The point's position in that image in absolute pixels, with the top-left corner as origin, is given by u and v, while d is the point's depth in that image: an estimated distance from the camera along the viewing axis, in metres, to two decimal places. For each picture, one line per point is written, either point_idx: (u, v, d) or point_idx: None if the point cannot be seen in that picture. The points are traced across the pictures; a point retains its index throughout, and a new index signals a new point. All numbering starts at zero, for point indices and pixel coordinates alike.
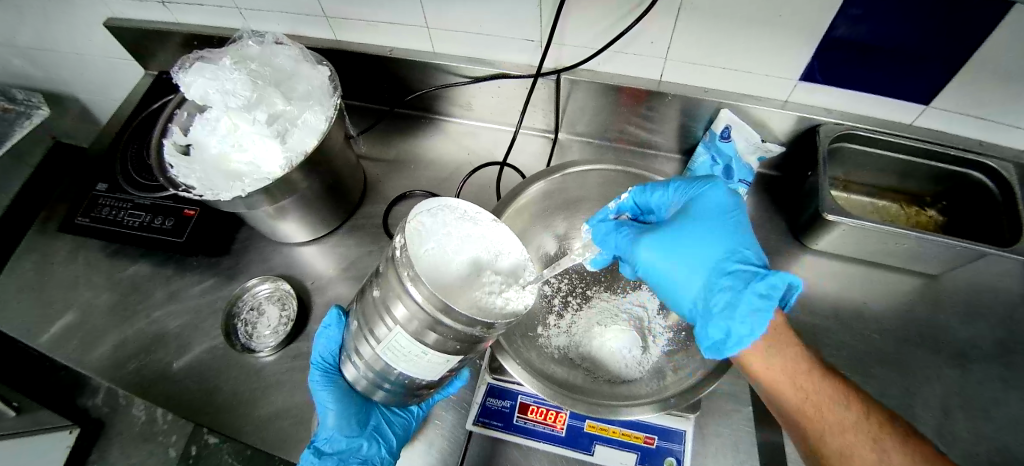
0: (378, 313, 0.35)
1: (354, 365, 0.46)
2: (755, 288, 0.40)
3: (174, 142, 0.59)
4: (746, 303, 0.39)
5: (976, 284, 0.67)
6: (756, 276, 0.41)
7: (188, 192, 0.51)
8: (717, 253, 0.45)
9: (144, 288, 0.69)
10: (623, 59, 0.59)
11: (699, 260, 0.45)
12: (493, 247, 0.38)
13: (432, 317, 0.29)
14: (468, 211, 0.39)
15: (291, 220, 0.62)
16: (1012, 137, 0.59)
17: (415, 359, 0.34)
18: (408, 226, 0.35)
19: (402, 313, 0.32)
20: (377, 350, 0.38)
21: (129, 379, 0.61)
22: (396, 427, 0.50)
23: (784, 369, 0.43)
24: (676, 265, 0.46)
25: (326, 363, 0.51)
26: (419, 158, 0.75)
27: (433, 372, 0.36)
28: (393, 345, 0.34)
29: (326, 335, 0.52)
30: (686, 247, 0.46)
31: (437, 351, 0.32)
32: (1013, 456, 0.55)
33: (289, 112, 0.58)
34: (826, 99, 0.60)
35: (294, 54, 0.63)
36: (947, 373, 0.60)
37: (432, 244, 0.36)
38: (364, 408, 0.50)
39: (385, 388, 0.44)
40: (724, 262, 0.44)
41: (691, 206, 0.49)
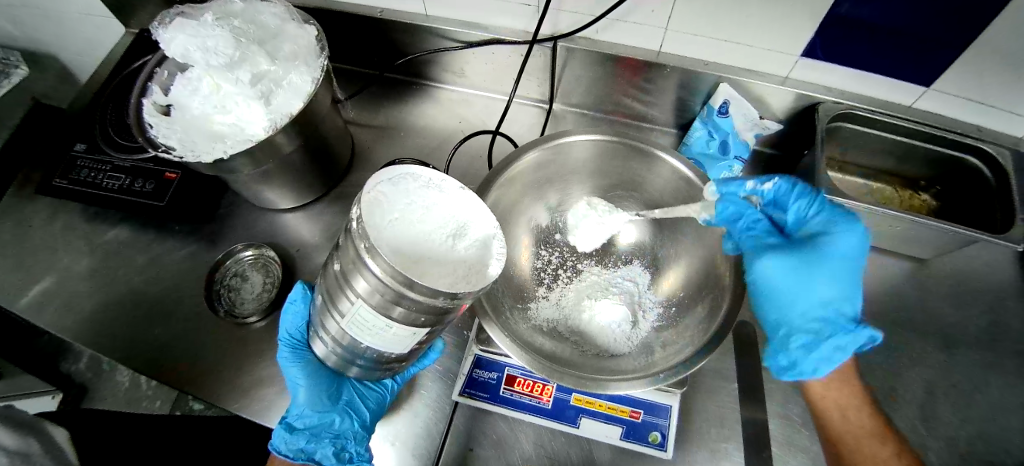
0: (340, 287, 0.34)
1: (323, 342, 0.44)
2: (850, 343, 0.39)
3: (154, 102, 0.56)
4: (833, 353, 0.40)
5: (964, 270, 0.68)
6: (853, 333, 0.40)
7: (168, 153, 0.49)
8: (834, 295, 0.43)
9: (125, 253, 0.67)
10: (622, 28, 0.57)
11: (814, 291, 0.43)
12: (461, 212, 0.37)
13: (394, 290, 0.28)
14: (434, 179, 0.38)
15: (276, 185, 0.60)
16: (1012, 123, 0.59)
17: (380, 333, 0.33)
18: (367, 197, 0.33)
19: (364, 287, 0.31)
20: (342, 325, 0.36)
21: (110, 345, 0.60)
22: (369, 402, 0.49)
23: (838, 400, 0.50)
24: (787, 284, 0.44)
25: (294, 339, 0.50)
26: (410, 126, 0.73)
27: (400, 345, 0.35)
28: (357, 319, 0.33)
29: (292, 311, 0.51)
30: (806, 276, 0.43)
31: (403, 324, 0.32)
32: (991, 439, 0.56)
33: (274, 73, 0.55)
34: (827, 77, 0.58)
35: (280, 12, 0.60)
36: (931, 356, 0.61)
37: (396, 214, 0.35)
38: (334, 384, 0.49)
39: (356, 364, 0.43)
40: (832, 306, 0.43)
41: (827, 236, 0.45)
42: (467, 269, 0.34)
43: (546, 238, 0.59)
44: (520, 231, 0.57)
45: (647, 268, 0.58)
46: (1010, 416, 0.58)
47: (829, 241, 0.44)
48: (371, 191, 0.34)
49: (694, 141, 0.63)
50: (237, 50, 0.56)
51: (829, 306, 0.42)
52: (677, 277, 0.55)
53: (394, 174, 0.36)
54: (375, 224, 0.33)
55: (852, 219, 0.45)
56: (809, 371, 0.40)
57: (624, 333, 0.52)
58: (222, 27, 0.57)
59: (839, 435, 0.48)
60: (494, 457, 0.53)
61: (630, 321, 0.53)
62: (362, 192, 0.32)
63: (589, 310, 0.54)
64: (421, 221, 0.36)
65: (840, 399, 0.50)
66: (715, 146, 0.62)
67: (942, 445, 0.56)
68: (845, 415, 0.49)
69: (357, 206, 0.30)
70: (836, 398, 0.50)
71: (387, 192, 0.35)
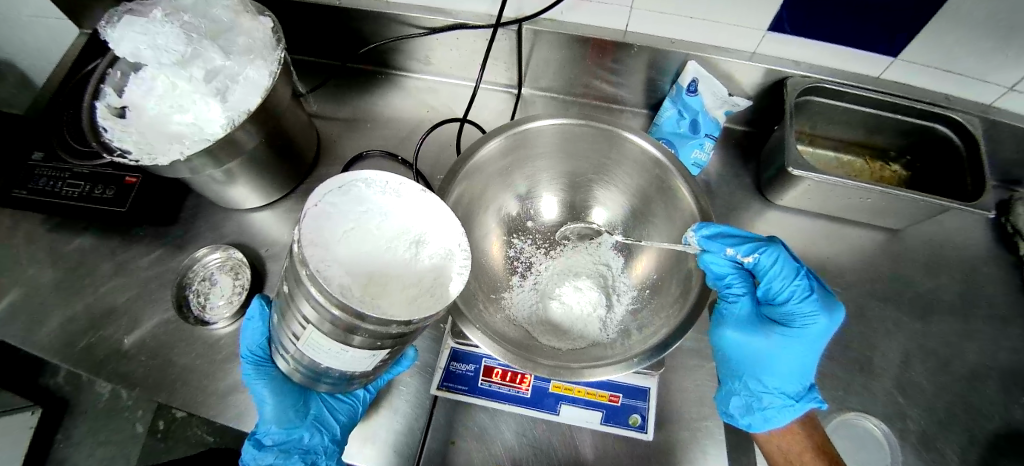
0: (292, 311, 0.34)
1: (285, 359, 0.43)
2: (782, 421, 0.46)
3: (107, 104, 0.53)
4: (763, 420, 0.46)
5: (937, 238, 0.69)
6: (791, 411, 0.46)
7: (122, 157, 0.47)
8: (791, 370, 0.46)
9: (91, 262, 0.65)
10: (588, 8, 0.56)
11: (772, 366, 0.47)
12: (421, 220, 0.38)
13: (342, 317, 0.29)
14: (391, 183, 0.37)
15: (240, 184, 0.58)
16: (979, 90, 0.59)
17: (337, 355, 0.33)
18: (311, 212, 0.33)
19: (313, 314, 0.31)
20: (298, 344, 0.36)
21: (81, 358, 0.58)
22: (340, 414, 0.48)
23: (794, 444, 0.47)
24: (747, 356, 0.47)
25: (257, 356, 0.48)
26: (377, 117, 0.71)
27: (361, 364, 0.35)
28: (313, 342, 0.33)
29: (250, 328, 0.49)
30: (768, 355, 0.46)
31: (360, 348, 0.32)
32: (966, 402, 0.58)
33: (229, 68, 0.53)
34: (794, 50, 0.58)
35: (231, 4, 0.57)
36: (908, 325, 0.62)
37: (349, 225, 0.36)
38: (301, 396, 0.48)
39: (323, 380, 0.42)
40: (783, 384, 0.47)
41: (810, 322, 0.45)
42: (429, 281, 0.35)
43: (516, 226, 0.59)
44: (489, 220, 0.56)
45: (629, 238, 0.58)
46: (984, 379, 0.60)
47: (803, 328, 0.45)
48: (318, 204, 0.33)
49: (665, 120, 0.62)
50: (189, 46, 0.54)
51: (781, 381, 0.47)
52: (647, 261, 0.55)
53: (348, 180, 0.36)
54: (327, 239, 0.34)
55: (837, 310, 0.46)
56: (741, 425, 0.48)
57: (599, 317, 0.52)
58: (172, 23, 0.55)
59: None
60: (476, 450, 0.52)
61: (604, 304, 0.53)
62: (307, 207, 0.32)
63: (559, 298, 0.54)
64: (379, 229, 0.37)
65: (793, 443, 0.47)
66: (685, 125, 0.61)
67: (920, 412, 0.57)
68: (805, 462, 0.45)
69: (301, 227, 0.31)
70: (786, 444, 0.47)
71: (338, 202, 0.35)
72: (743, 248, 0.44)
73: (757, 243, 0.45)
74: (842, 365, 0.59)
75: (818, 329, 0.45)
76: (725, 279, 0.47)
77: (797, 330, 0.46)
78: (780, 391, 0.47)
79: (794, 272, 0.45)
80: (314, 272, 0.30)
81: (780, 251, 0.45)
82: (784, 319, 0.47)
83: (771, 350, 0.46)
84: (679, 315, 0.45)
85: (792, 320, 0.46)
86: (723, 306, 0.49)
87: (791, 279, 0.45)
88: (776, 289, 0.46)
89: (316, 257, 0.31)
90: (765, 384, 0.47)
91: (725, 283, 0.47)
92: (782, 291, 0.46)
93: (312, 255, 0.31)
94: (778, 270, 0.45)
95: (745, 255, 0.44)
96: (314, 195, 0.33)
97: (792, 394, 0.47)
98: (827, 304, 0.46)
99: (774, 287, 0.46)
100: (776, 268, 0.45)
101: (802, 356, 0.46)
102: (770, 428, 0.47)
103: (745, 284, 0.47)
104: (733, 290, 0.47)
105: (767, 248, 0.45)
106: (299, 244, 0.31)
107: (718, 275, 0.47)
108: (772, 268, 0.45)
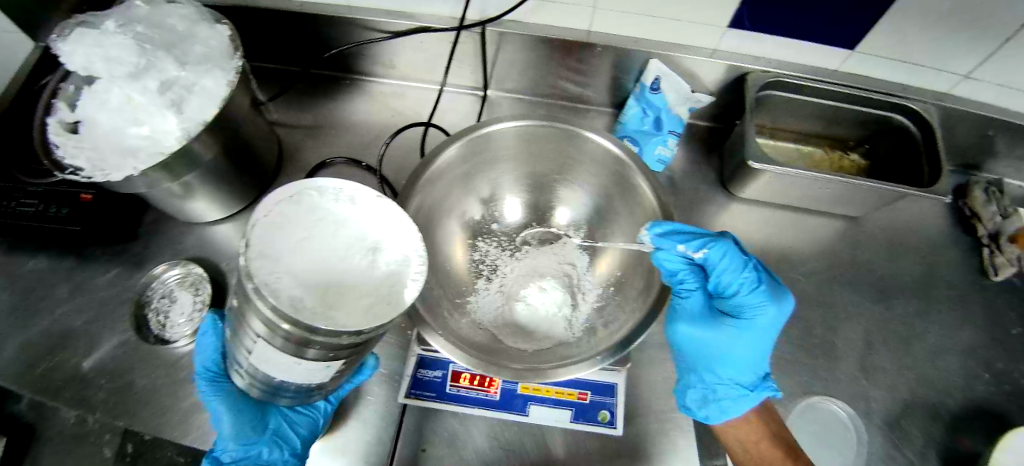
0: (242, 325, 0.33)
1: (241, 375, 0.42)
2: (737, 411, 0.47)
3: (60, 120, 0.50)
4: (719, 412, 0.47)
5: (896, 224, 0.71)
6: (746, 401, 0.47)
7: (73, 173, 0.43)
8: (744, 361, 0.47)
9: (44, 284, 0.63)
10: (550, 9, 0.56)
11: (726, 358, 0.47)
12: (378, 226, 0.37)
13: (292, 330, 0.28)
14: (345, 190, 0.37)
15: (199, 198, 0.57)
16: (932, 78, 0.61)
17: (289, 368, 0.33)
18: (260, 222, 0.32)
19: (263, 328, 0.30)
20: (250, 358, 0.35)
21: (34, 384, 0.56)
22: (300, 427, 0.48)
23: (750, 433, 0.48)
24: (702, 349, 0.48)
25: (212, 371, 0.46)
26: (340, 123, 0.71)
27: (316, 376, 0.34)
28: (263, 356, 0.32)
29: (202, 342, 0.48)
30: (721, 348, 0.47)
31: (313, 360, 0.31)
32: (929, 383, 0.60)
33: (185, 79, 0.51)
34: (754, 46, 0.59)
35: (187, 14, 0.56)
36: (871, 310, 0.64)
37: (304, 234, 0.34)
38: (259, 412, 0.46)
39: (281, 394, 0.41)
40: (737, 374, 0.48)
41: (758, 312, 0.46)
42: (387, 289, 0.33)
43: (480, 229, 0.59)
44: (452, 225, 0.55)
45: (590, 241, 0.58)
46: (945, 359, 0.62)
47: (752, 319, 0.46)
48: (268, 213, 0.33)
49: (630, 119, 0.63)
50: (143, 58, 0.52)
51: (736, 372, 0.48)
52: (612, 258, 0.56)
53: (298, 190, 0.36)
54: (278, 249, 0.32)
55: (784, 299, 0.47)
56: (699, 417, 0.48)
57: (564, 317, 0.52)
58: (125, 34, 0.53)
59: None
60: (447, 455, 0.52)
61: (569, 304, 0.53)
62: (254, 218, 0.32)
63: (524, 300, 0.54)
64: (336, 236, 0.35)
65: (749, 432, 0.47)
66: (650, 123, 0.62)
67: (884, 395, 0.59)
68: (759, 451, 0.46)
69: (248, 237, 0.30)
70: (743, 434, 0.48)
71: (289, 212, 0.34)
72: (694, 244, 0.44)
73: (707, 238, 0.45)
74: (808, 352, 0.61)
75: (768, 319, 0.46)
76: (677, 275, 0.48)
77: (746, 321, 0.47)
78: (735, 382, 0.48)
79: (739, 265, 0.46)
80: (263, 284, 0.29)
81: (728, 245, 0.46)
82: (733, 311, 0.48)
83: (722, 343, 0.47)
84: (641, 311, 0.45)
85: (741, 312, 0.47)
86: (676, 301, 0.50)
87: (738, 272, 0.46)
88: (725, 282, 0.47)
89: (265, 269, 0.30)
90: (719, 375, 0.48)
91: (677, 279, 0.48)
92: (731, 284, 0.47)
93: (261, 267, 0.30)
94: (726, 263, 0.46)
95: (696, 250, 0.44)
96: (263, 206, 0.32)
97: (747, 384, 0.48)
98: (774, 294, 0.47)
99: (723, 281, 0.47)
100: (724, 261, 0.46)
101: (754, 346, 0.47)
102: (727, 419, 0.47)
103: (697, 279, 0.48)
104: (686, 285, 0.48)
105: (717, 242, 0.45)
106: (246, 256, 0.30)
107: (671, 272, 0.48)
108: (720, 262, 0.46)
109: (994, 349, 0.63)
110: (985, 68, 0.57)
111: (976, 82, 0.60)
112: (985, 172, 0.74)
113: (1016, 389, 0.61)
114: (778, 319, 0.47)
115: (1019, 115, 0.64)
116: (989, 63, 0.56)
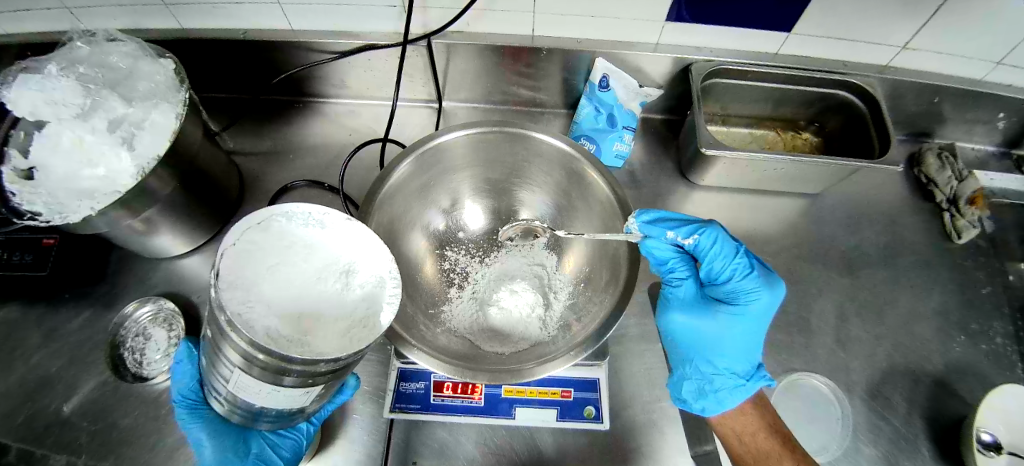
0: (218, 353, 0.33)
1: (220, 402, 0.40)
2: (734, 403, 0.48)
3: (14, 169, 0.47)
4: (715, 402, 0.48)
5: (855, 197, 0.73)
6: (743, 390, 0.48)
7: (32, 220, 0.43)
8: (736, 347, 0.50)
9: (15, 334, 0.61)
10: (492, 17, 0.57)
11: (721, 347, 0.49)
12: (348, 248, 0.37)
13: (268, 359, 0.28)
14: (314, 215, 0.37)
15: (164, 232, 0.57)
16: (869, 54, 0.63)
17: (267, 396, 0.32)
18: (229, 251, 0.33)
19: (237, 358, 0.30)
20: (228, 387, 0.34)
21: (14, 435, 0.54)
22: (284, 450, 0.47)
23: (749, 425, 0.49)
24: (698, 339, 0.50)
25: (190, 399, 0.46)
26: (298, 146, 0.71)
27: (295, 401, 0.34)
28: (240, 385, 0.32)
29: (180, 371, 0.47)
30: (717, 336, 0.49)
31: (292, 387, 0.31)
32: (905, 349, 0.62)
33: (133, 115, 0.51)
34: (695, 37, 0.60)
35: (129, 50, 0.56)
36: (839, 283, 0.66)
37: (274, 260, 0.35)
38: (241, 435, 0.46)
39: (262, 419, 0.39)
40: (733, 362, 0.50)
41: (752, 298, 0.49)
42: (362, 312, 0.34)
43: (446, 239, 0.59)
44: (416, 237, 0.56)
45: (552, 227, 0.60)
46: (916, 324, 0.64)
47: (746, 305, 0.49)
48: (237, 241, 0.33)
49: (585, 118, 0.63)
50: (88, 98, 0.52)
51: (731, 361, 0.50)
52: (578, 255, 0.57)
53: (266, 215, 0.36)
54: (249, 278, 0.33)
55: (777, 284, 0.50)
56: (696, 410, 0.49)
57: (537, 317, 0.53)
58: (68, 77, 0.53)
59: (742, 460, 0.47)
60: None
61: (542, 303, 0.54)
62: (223, 247, 0.32)
63: (497, 304, 0.55)
64: (307, 260, 0.36)
65: (747, 424, 0.49)
66: (604, 120, 0.63)
67: (861, 364, 0.60)
68: (755, 441, 0.48)
69: (218, 268, 0.30)
70: (740, 426, 0.49)
71: (257, 239, 0.35)
72: (682, 231, 0.48)
73: (697, 226, 0.49)
74: (783, 330, 0.62)
75: (761, 304, 0.49)
76: (667, 264, 0.51)
77: (741, 309, 0.49)
78: (732, 371, 0.50)
79: (730, 252, 0.49)
80: (235, 315, 0.29)
81: (717, 232, 0.48)
82: (727, 297, 0.50)
83: (718, 331, 0.49)
84: (608, 304, 0.46)
85: (735, 297, 0.50)
86: (668, 290, 0.52)
87: (729, 259, 0.49)
88: (717, 269, 0.50)
89: (237, 299, 0.31)
90: (715, 365, 0.50)
91: (668, 268, 0.51)
92: (723, 271, 0.50)
93: (232, 298, 0.30)
94: (717, 250, 0.48)
95: (685, 237, 0.48)
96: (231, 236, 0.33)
97: (743, 373, 0.50)
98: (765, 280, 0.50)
99: (717, 268, 0.50)
100: (715, 248, 0.48)
101: (746, 330, 0.50)
102: (724, 410, 0.49)
103: (688, 268, 0.51)
104: (676, 274, 0.51)
105: (706, 228, 0.48)
106: (217, 287, 0.30)
107: (661, 261, 0.51)
108: (711, 248, 0.48)
109: (966, 311, 0.65)
110: (921, 37, 0.59)
111: (915, 52, 0.62)
112: (938, 138, 0.76)
113: (991, 347, 0.62)
114: (771, 304, 0.49)
115: (962, 80, 0.66)
116: (923, 32, 0.58)
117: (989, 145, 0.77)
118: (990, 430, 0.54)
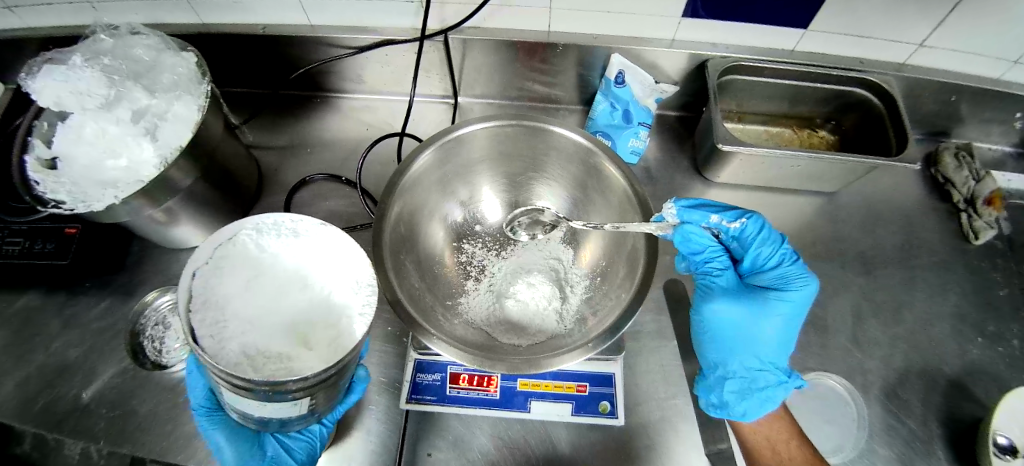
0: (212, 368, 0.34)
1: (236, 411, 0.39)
2: (778, 400, 0.48)
3: (37, 158, 0.49)
4: (761, 404, 0.48)
5: (871, 197, 0.72)
6: (785, 389, 0.48)
7: (56, 208, 0.43)
8: (773, 343, 0.50)
9: (37, 321, 0.62)
10: (508, 13, 0.58)
11: (760, 339, 0.50)
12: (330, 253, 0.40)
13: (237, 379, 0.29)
14: (286, 226, 0.40)
15: (184, 223, 0.57)
16: (887, 51, 0.63)
17: (258, 409, 0.32)
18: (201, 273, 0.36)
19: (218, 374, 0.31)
20: (228, 399, 0.35)
21: (35, 420, 0.55)
22: (297, 453, 0.46)
23: (780, 432, 0.50)
24: (738, 331, 0.50)
25: (207, 406, 0.45)
26: (316, 141, 0.72)
27: (290, 410, 0.34)
28: (235, 398, 0.33)
29: (190, 380, 0.47)
30: (757, 328, 0.50)
31: (274, 400, 0.32)
32: (922, 350, 0.61)
33: (156, 106, 0.51)
34: (711, 33, 0.61)
35: (153, 43, 0.57)
36: (854, 282, 0.65)
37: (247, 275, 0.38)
38: (256, 439, 0.45)
39: (282, 422, 0.38)
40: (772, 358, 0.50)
41: (798, 286, 0.50)
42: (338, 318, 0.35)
43: (464, 231, 0.60)
44: (434, 228, 0.56)
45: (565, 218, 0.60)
46: (933, 324, 0.63)
47: (790, 293, 0.50)
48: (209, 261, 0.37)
49: (600, 114, 0.64)
50: (112, 89, 0.53)
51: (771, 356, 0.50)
52: (595, 247, 0.57)
53: (238, 229, 0.39)
54: (224, 296, 0.36)
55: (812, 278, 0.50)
56: (738, 412, 0.48)
57: (553, 309, 0.53)
58: (92, 68, 0.54)
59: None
60: (453, 458, 0.52)
61: (558, 297, 0.54)
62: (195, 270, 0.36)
63: (514, 296, 0.55)
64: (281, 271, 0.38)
65: (779, 431, 0.50)
66: (619, 116, 0.63)
67: (878, 364, 0.60)
68: (787, 447, 0.49)
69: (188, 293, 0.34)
70: (773, 433, 0.50)
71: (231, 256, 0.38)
72: (727, 215, 0.51)
73: (741, 212, 0.52)
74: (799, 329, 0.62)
75: (806, 293, 0.50)
76: (707, 254, 0.52)
77: (787, 297, 0.50)
78: (773, 367, 0.50)
79: (774, 237, 0.51)
80: (208, 339, 0.33)
81: (762, 219, 0.51)
82: (772, 285, 0.51)
83: (760, 321, 0.50)
84: (628, 296, 0.46)
85: (780, 286, 0.50)
86: (708, 280, 0.52)
87: (772, 245, 0.51)
88: (761, 256, 0.51)
89: (208, 321, 0.34)
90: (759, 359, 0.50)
91: (706, 259, 0.52)
92: (768, 258, 0.51)
93: (204, 319, 0.34)
94: (761, 235, 0.51)
95: (730, 220, 0.51)
96: (201, 256, 0.36)
97: (784, 371, 0.50)
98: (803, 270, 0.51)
99: (761, 254, 0.51)
100: (760, 233, 0.51)
101: (788, 321, 0.50)
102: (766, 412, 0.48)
103: (728, 258, 0.52)
104: (716, 264, 0.52)
105: (752, 215, 0.51)
106: (191, 310, 0.34)
107: (700, 251, 0.52)
108: (754, 232, 0.51)
109: (984, 313, 0.64)
110: (939, 35, 0.59)
111: (932, 50, 0.62)
112: (955, 138, 0.75)
113: (1010, 351, 0.62)
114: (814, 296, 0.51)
115: (980, 79, 0.65)
116: (941, 30, 0.58)
117: (1006, 146, 0.76)
118: (1005, 434, 0.52)
